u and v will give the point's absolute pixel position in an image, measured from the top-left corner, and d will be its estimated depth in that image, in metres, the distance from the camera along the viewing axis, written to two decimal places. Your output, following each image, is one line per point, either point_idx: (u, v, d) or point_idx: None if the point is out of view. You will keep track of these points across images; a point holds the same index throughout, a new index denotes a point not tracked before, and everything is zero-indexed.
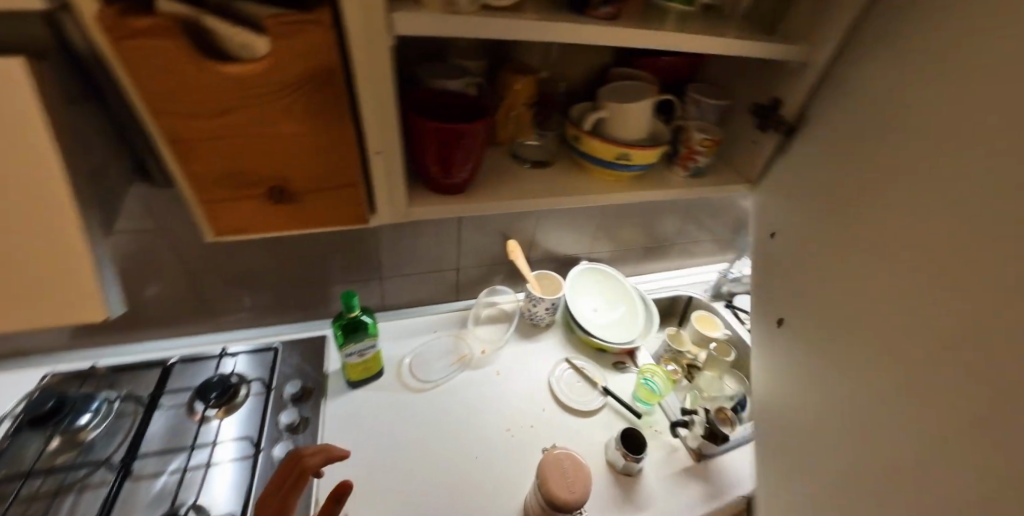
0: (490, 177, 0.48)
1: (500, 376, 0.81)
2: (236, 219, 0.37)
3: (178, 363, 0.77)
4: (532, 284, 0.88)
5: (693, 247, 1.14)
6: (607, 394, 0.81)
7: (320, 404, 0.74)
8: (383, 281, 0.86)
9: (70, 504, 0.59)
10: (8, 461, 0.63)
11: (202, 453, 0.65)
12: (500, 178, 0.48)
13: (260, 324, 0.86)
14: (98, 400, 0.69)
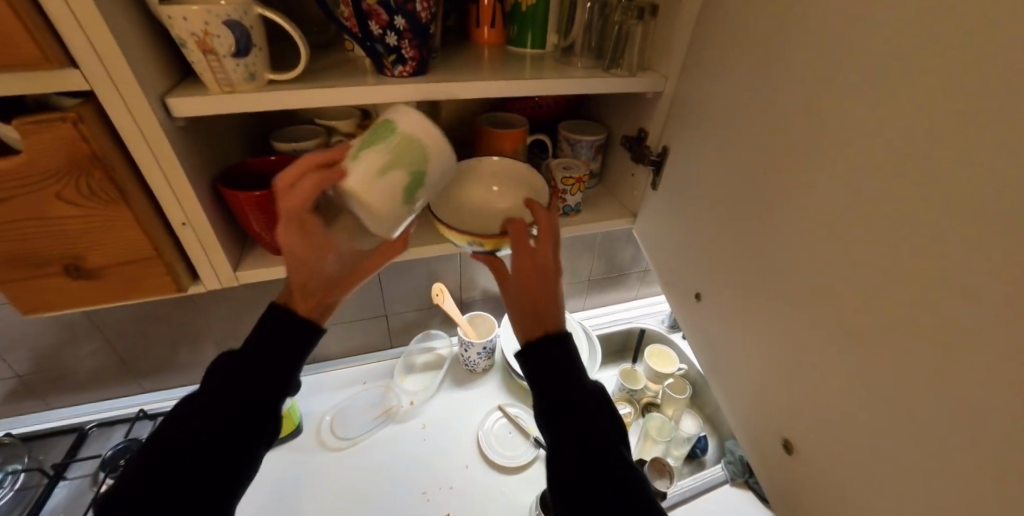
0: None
1: (426, 429, 0.78)
2: (41, 301, 0.35)
3: (95, 427, 0.77)
4: (464, 328, 0.86)
5: (645, 277, 1.10)
6: (539, 446, 0.77)
7: None
8: None
9: None
10: None
11: None
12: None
13: (188, 382, 0.86)
14: (3, 472, 0.69)
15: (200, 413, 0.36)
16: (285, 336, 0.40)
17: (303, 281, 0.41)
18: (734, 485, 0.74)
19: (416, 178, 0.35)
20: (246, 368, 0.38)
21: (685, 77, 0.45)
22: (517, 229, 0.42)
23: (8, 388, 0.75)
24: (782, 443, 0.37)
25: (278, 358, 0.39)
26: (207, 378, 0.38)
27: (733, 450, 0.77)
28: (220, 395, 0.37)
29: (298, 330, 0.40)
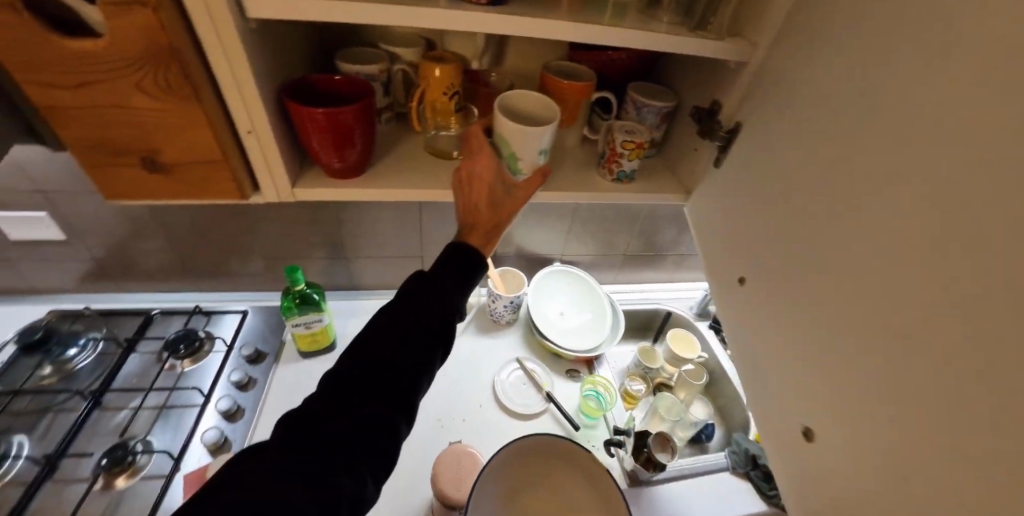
0: (392, 169, 0.47)
1: (447, 365, 0.83)
2: (121, 188, 0.38)
3: (158, 313, 0.86)
4: (494, 280, 0.87)
5: (682, 261, 1.06)
6: (550, 400, 0.79)
7: (271, 368, 0.79)
8: (350, 262, 0.90)
9: (47, 422, 0.70)
10: (7, 380, 0.74)
11: (157, 396, 0.74)
12: (402, 169, 0.47)
13: (236, 288, 0.92)
14: (84, 338, 0.80)
15: (367, 349, 0.39)
16: (437, 287, 0.43)
17: (484, 224, 0.47)
18: (733, 475, 0.73)
19: (511, 161, 0.44)
20: (407, 310, 0.41)
21: (778, 43, 0.40)
22: None
23: (86, 266, 0.85)
24: (804, 430, 0.34)
25: (432, 307, 0.42)
26: (374, 317, 0.42)
27: (740, 442, 0.76)
28: (384, 333, 0.40)
29: (446, 282, 0.44)
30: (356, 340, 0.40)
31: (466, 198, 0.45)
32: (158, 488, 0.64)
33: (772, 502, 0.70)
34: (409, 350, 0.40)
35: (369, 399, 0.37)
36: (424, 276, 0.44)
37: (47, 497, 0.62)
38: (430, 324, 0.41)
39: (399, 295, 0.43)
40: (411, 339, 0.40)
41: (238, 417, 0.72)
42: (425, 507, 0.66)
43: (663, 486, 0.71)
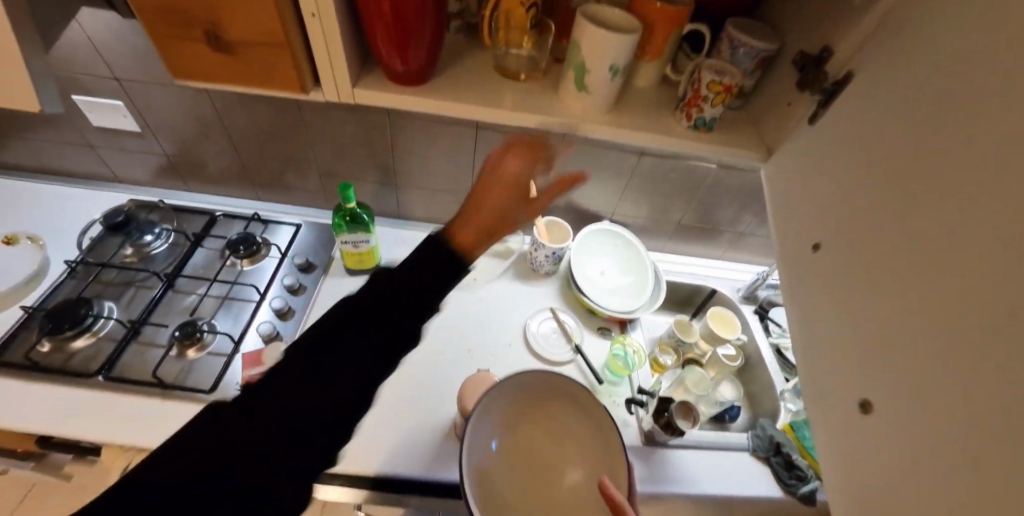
0: (453, 85, 0.45)
1: (483, 303, 0.86)
2: (192, 62, 0.40)
3: (221, 216, 0.91)
4: (539, 229, 0.86)
5: (739, 241, 0.99)
6: (577, 352, 0.80)
7: (320, 279, 0.85)
8: (400, 190, 0.91)
9: (131, 295, 0.79)
10: (97, 253, 0.83)
11: (221, 288, 0.81)
12: (463, 88, 0.45)
13: (293, 202, 0.97)
14: (158, 227, 0.87)
15: (415, 263, 0.40)
16: (490, 210, 0.42)
17: (487, 225, 0.42)
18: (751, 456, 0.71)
19: (581, 71, 0.44)
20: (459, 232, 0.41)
21: None
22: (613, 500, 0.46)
23: (161, 160, 0.91)
24: (860, 402, 0.28)
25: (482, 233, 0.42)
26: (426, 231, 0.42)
27: (766, 427, 0.72)
28: (433, 251, 0.40)
29: (501, 204, 0.43)
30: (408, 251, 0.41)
31: (483, 189, 0.43)
32: (222, 364, 0.72)
33: (787, 489, 0.67)
34: (455, 273, 0.40)
35: (413, 315, 0.38)
36: (479, 195, 0.43)
37: (132, 356, 0.72)
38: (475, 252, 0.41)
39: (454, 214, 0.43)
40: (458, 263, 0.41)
41: (289, 316, 0.79)
42: (448, 425, 0.71)
43: (675, 451, 0.70)
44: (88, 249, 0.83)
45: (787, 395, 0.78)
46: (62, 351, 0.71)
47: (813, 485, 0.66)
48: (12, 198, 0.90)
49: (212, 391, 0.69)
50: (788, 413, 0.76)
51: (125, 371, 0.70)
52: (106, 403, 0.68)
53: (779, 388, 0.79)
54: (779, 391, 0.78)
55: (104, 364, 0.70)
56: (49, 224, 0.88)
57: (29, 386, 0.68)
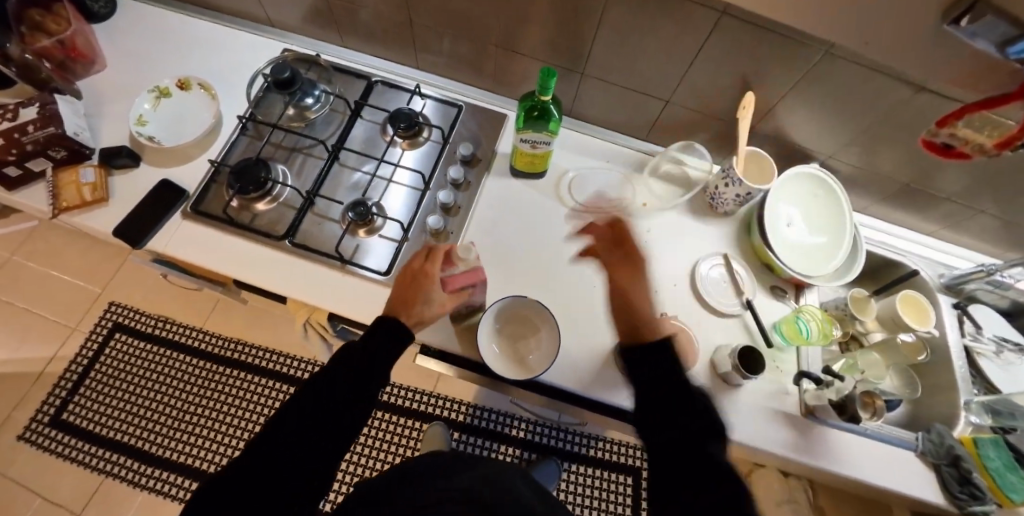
0: None
1: (649, 234, 0.80)
2: None
3: (379, 83, 0.84)
4: (739, 159, 0.73)
5: (966, 218, 0.82)
6: (748, 308, 0.75)
7: (483, 176, 0.80)
8: (582, 81, 0.79)
9: (300, 161, 0.78)
10: (263, 110, 0.80)
11: (386, 169, 0.78)
12: None
13: (454, 77, 0.88)
14: (318, 89, 0.82)
15: (661, 392, 0.48)
16: (653, 400, 0.48)
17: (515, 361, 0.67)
18: (915, 456, 0.66)
19: None
20: (655, 396, 0.49)
21: None
22: None
23: (321, 6, 0.81)
24: None
25: (656, 391, 0.49)
26: (638, 392, 0.50)
27: (941, 433, 0.66)
28: (669, 409, 0.47)
29: (678, 388, 0.48)
30: (644, 371, 0.51)
31: (513, 366, 0.66)
32: (394, 250, 0.73)
33: (951, 500, 0.63)
34: (651, 391, 0.49)
35: (650, 415, 0.48)
36: (653, 378, 0.50)
37: (309, 226, 0.73)
38: (683, 397, 0.47)
39: (647, 377, 0.50)
40: (674, 402, 0.47)
41: (454, 213, 0.76)
42: (607, 349, 0.71)
43: (832, 426, 0.66)
44: (256, 104, 0.80)
45: (975, 406, 0.70)
46: (248, 210, 0.73)
47: (988, 504, 0.61)
48: (181, 34, 0.88)
49: (386, 275, 0.70)
50: (969, 425, 0.70)
51: (306, 239, 0.72)
52: (293, 266, 0.71)
53: (963, 398, 0.71)
54: (964, 400, 0.71)
55: (288, 229, 0.72)
56: (212, 67, 0.85)
57: (224, 239, 0.71)
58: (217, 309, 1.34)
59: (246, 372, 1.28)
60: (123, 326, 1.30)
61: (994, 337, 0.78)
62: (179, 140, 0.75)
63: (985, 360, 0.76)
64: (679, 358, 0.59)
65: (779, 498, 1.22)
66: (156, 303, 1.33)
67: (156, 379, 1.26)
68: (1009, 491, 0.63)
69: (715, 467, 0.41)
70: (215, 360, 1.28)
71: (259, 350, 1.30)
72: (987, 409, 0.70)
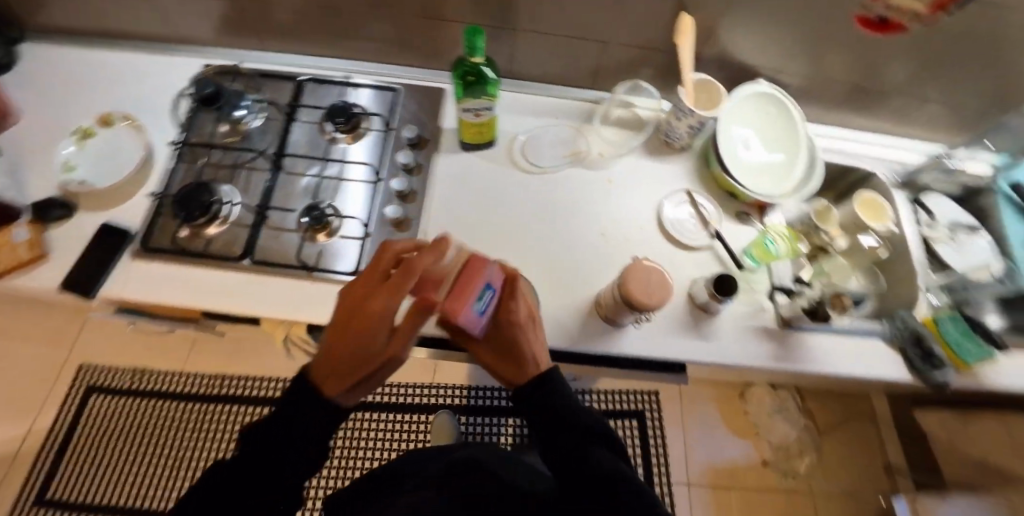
0: None
1: (610, 183, 0.79)
2: None
3: (309, 81, 0.82)
4: (687, 89, 0.72)
5: (913, 109, 0.83)
6: (717, 238, 0.75)
7: (433, 155, 0.78)
8: (517, 39, 0.77)
9: (244, 178, 0.76)
10: (195, 132, 0.77)
11: (334, 167, 0.77)
12: None
13: (385, 61, 0.85)
14: (247, 100, 0.79)
15: (551, 410, 0.48)
16: (546, 417, 0.49)
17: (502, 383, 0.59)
18: (884, 343, 0.69)
19: None
20: (550, 411, 0.49)
21: None
22: (638, 299, 0.59)
23: (232, 10, 0.77)
24: None
25: (549, 408, 0.49)
26: (533, 402, 0.50)
27: (905, 317, 0.69)
28: (563, 425, 0.47)
29: (567, 407, 0.49)
30: (531, 385, 0.50)
31: None
32: (358, 247, 0.71)
33: (916, 374, 0.67)
34: (539, 409, 0.49)
35: (541, 424, 0.48)
36: (547, 397, 0.49)
37: (267, 240, 0.72)
38: (575, 422, 0.48)
39: (535, 394, 0.50)
40: (569, 425, 0.47)
41: (411, 199, 0.75)
42: (589, 302, 0.71)
43: (803, 330, 0.69)
44: (186, 128, 0.77)
45: (932, 288, 0.75)
46: (201, 236, 0.71)
47: (949, 372, 0.65)
48: (90, 68, 0.83)
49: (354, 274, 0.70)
50: (928, 306, 0.74)
51: (265, 254, 0.71)
52: (258, 284, 0.70)
53: (923, 282, 0.75)
54: (923, 284, 0.75)
55: (246, 248, 0.71)
56: (130, 98, 0.81)
57: (180, 271, 0.70)
58: (197, 347, 1.33)
59: (236, 405, 1.28)
60: (97, 387, 1.28)
61: (948, 222, 0.81)
62: (111, 180, 0.72)
63: (942, 246, 0.78)
64: (656, 294, 0.59)
65: (771, 409, 1.30)
66: (137, 352, 1.32)
67: (145, 433, 1.25)
68: (964, 355, 0.66)
69: (594, 477, 0.44)
70: (203, 400, 1.28)
71: (246, 380, 1.30)
72: (944, 290, 0.76)
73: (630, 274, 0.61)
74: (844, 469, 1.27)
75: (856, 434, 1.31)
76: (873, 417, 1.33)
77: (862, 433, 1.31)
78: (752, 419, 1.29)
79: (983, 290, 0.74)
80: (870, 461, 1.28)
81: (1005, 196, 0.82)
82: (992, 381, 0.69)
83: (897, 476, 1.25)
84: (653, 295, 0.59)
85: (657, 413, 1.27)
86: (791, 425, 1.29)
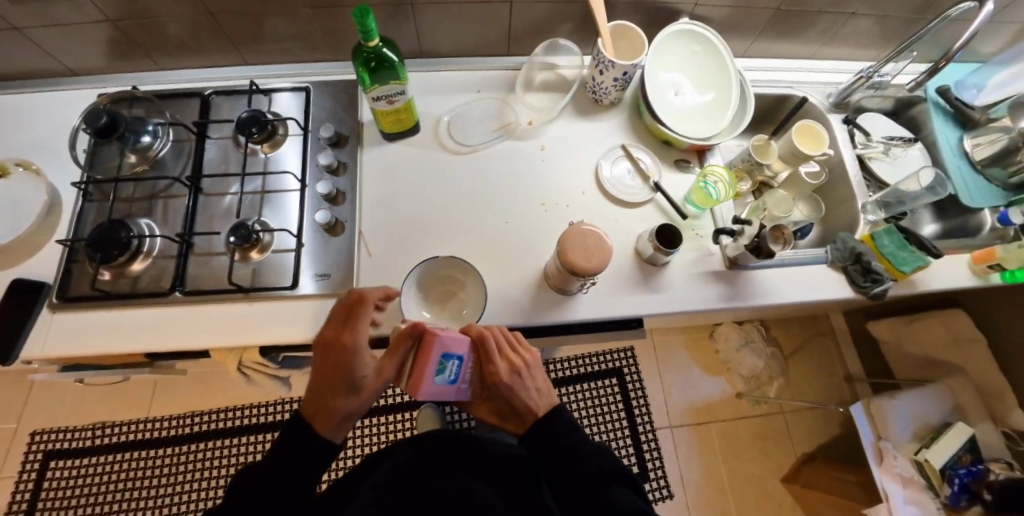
0: None
1: (544, 151, 0.77)
2: None
3: (215, 94, 0.77)
4: (605, 42, 0.69)
5: (836, 29, 0.83)
6: (657, 190, 0.75)
7: (357, 152, 0.75)
8: (423, 16, 0.73)
9: (162, 207, 0.72)
10: (101, 168, 0.73)
11: (254, 181, 0.73)
12: None
13: (291, 60, 0.82)
14: (151, 124, 0.74)
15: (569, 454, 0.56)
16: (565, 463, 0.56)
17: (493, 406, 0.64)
18: (828, 267, 0.70)
19: None
20: (567, 454, 0.57)
21: None
22: (574, 264, 0.58)
23: (115, 31, 0.72)
24: None
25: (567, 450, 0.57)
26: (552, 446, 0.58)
27: (847, 239, 0.70)
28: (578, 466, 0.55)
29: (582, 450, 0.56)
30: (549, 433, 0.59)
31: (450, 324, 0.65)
32: (292, 259, 0.69)
33: (858, 291, 0.68)
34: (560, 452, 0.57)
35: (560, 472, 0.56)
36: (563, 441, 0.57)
37: (197, 267, 0.69)
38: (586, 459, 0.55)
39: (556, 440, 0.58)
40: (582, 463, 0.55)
41: (341, 200, 0.72)
42: (536, 277, 0.70)
43: (750, 269, 0.69)
44: (90, 165, 0.73)
45: (870, 207, 0.76)
46: (125, 275, 0.68)
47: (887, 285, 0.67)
48: None
49: (292, 287, 0.67)
50: (868, 225, 0.75)
51: (197, 283, 0.68)
52: (193, 315, 0.67)
53: (861, 202, 0.76)
54: (861, 204, 0.76)
55: (174, 280, 0.68)
56: (20, 143, 0.75)
57: (107, 316, 0.66)
58: (159, 390, 1.30)
59: (209, 440, 1.26)
60: (57, 451, 1.24)
61: (883, 138, 0.81)
62: (17, 233, 0.68)
63: (876, 163, 0.80)
64: (594, 258, 0.58)
65: (738, 344, 1.31)
66: (102, 405, 1.28)
67: (120, 486, 1.22)
68: (899, 266, 0.68)
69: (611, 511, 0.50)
70: (176, 441, 1.26)
71: (216, 414, 1.29)
72: (880, 206, 0.76)
73: (567, 238, 0.60)
74: (811, 381, 1.32)
75: (822, 352, 1.35)
76: (830, 333, 1.37)
77: (826, 350, 1.35)
78: (722, 356, 1.31)
79: (917, 200, 0.73)
80: (835, 373, 1.33)
81: (936, 101, 0.83)
82: (935, 286, 0.71)
83: (856, 383, 1.30)
84: (591, 257, 0.58)
85: (635, 369, 1.28)
86: (759, 356, 1.30)
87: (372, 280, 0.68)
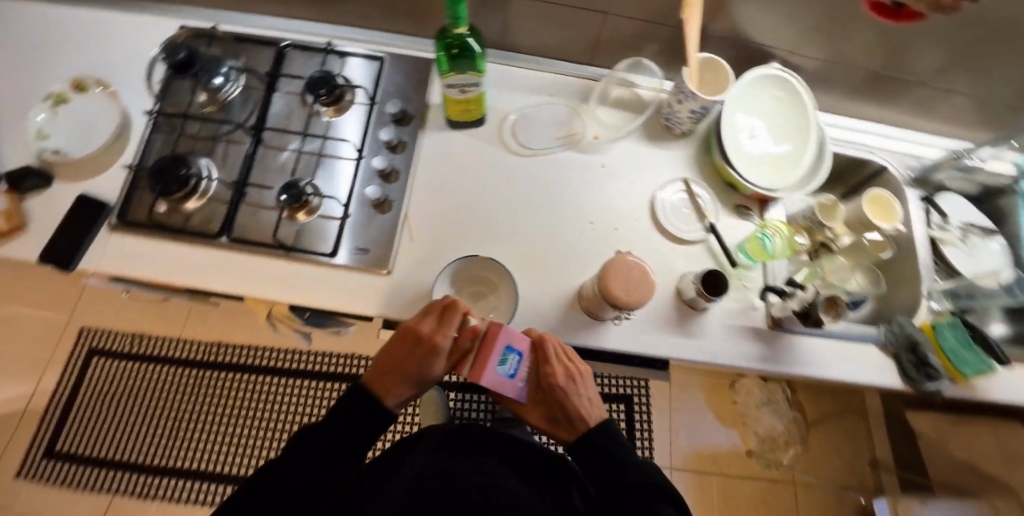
0: None
1: (604, 167, 0.75)
2: None
3: (291, 48, 0.78)
4: (692, 70, 0.66)
5: (936, 99, 0.77)
6: (711, 231, 0.72)
7: (418, 133, 0.75)
8: (509, 8, 0.71)
9: (223, 150, 0.73)
10: (171, 102, 0.75)
11: (313, 143, 0.73)
12: None
13: (370, 27, 0.81)
14: (225, 66, 0.75)
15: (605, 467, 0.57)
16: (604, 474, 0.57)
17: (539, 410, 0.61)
18: (877, 348, 0.67)
19: None
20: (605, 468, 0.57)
21: None
22: (614, 292, 0.57)
23: None
24: None
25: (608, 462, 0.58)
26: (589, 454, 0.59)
27: (905, 324, 0.66)
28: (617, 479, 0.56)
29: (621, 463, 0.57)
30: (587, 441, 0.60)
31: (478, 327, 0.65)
32: (337, 227, 0.69)
33: (908, 381, 0.65)
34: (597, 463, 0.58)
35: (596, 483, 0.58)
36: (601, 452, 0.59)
37: (247, 216, 0.70)
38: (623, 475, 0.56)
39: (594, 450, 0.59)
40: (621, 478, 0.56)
41: (394, 179, 0.72)
42: (571, 296, 0.68)
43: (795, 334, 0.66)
44: (161, 96, 0.74)
45: (935, 294, 0.71)
46: (179, 211, 0.69)
47: (941, 382, 0.63)
48: (61, 27, 0.79)
49: (332, 256, 0.67)
50: (930, 313, 0.71)
51: (244, 232, 0.69)
52: (237, 263, 0.68)
53: (927, 287, 0.72)
54: (927, 289, 0.72)
55: (224, 225, 0.69)
56: (103, 62, 0.77)
57: (158, 247, 0.68)
58: (191, 318, 1.35)
59: (230, 372, 1.31)
60: (99, 350, 1.30)
61: (961, 224, 0.76)
62: (88, 150, 0.70)
63: (950, 248, 0.75)
64: (636, 292, 0.57)
65: (759, 401, 1.32)
66: (129, 318, 1.33)
67: (141, 396, 1.28)
68: (960, 365, 0.64)
69: None
70: (197, 366, 1.31)
71: (236, 349, 1.33)
72: (947, 295, 0.72)
73: (614, 264, 0.59)
74: (833, 460, 1.29)
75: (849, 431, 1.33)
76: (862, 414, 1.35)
77: (855, 430, 1.33)
78: (740, 409, 1.30)
79: (994, 299, 0.71)
80: (861, 455, 1.31)
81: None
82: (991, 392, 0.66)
83: (883, 470, 1.28)
84: (633, 290, 0.57)
85: (645, 399, 1.27)
86: (778, 417, 1.31)
87: (410, 264, 0.68)
